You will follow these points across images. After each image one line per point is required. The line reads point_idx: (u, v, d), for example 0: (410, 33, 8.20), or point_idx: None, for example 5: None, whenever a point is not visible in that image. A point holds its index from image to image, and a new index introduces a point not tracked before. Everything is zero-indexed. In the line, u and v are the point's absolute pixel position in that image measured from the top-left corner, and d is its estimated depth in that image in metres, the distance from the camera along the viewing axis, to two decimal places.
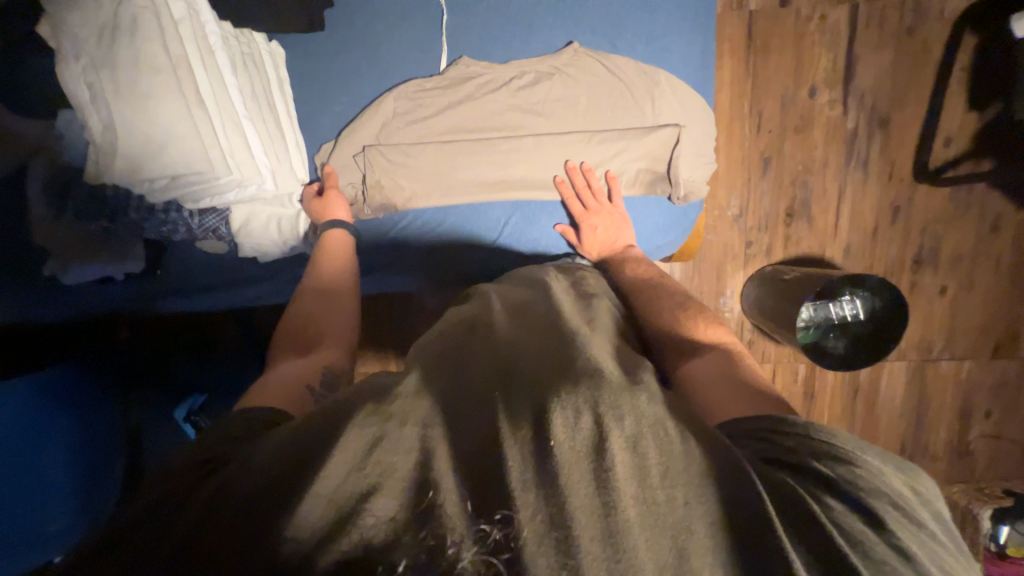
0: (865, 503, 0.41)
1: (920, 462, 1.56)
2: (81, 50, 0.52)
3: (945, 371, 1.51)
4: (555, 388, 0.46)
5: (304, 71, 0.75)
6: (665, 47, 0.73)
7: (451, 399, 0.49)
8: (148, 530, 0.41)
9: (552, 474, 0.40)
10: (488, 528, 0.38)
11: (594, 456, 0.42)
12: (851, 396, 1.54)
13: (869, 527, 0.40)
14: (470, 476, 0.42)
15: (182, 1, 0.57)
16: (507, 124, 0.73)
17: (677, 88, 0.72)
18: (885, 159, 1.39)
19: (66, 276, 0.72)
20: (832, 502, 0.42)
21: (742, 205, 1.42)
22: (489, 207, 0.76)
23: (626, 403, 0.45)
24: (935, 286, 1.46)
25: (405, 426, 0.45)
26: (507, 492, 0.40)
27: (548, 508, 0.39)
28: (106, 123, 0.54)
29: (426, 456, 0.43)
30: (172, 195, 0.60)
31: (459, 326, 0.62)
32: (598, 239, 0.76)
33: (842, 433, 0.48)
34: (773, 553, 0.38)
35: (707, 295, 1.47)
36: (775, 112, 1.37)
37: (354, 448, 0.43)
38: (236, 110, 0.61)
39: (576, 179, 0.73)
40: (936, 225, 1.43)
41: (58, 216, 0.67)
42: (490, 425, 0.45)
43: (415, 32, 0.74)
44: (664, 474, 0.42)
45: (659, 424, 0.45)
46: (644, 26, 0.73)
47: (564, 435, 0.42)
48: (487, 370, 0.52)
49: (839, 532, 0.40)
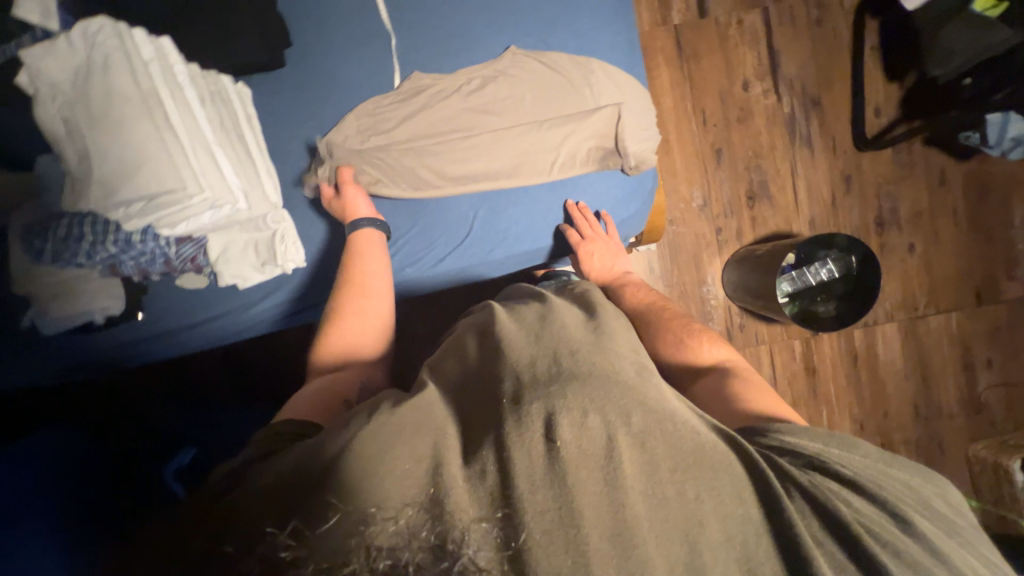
0: (879, 497, 0.50)
1: (936, 421, 1.53)
2: (58, 92, 0.59)
3: (936, 325, 1.53)
4: (562, 390, 0.48)
5: (271, 106, 0.81)
6: (595, 39, 0.80)
7: (462, 405, 0.52)
8: (177, 534, 0.45)
9: (559, 473, 0.44)
10: (494, 524, 0.42)
11: (603, 457, 0.45)
12: (853, 366, 1.53)
13: (898, 525, 0.48)
14: (480, 478, 0.44)
15: (151, 44, 0.63)
16: (461, 134, 0.78)
17: (611, 73, 0.78)
18: (826, 134, 1.50)
19: (46, 321, 0.74)
20: (855, 499, 0.49)
21: (705, 195, 1.49)
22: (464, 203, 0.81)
23: (634, 402, 0.49)
24: (903, 245, 1.52)
25: (420, 435, 0.47)
26: (515, 495, 0.43)
27: (557, 507, 0.42)
28: (81, 154, 0.59)
29: (439, 463, 0.45)
30: (147, 221, 0.63)
31: (469, 336, 0.63)
32: (596, 264, 0.86)
33: (857, 446, 0.55)
34: (779, 525, 0.46)
35: (690, 285, 1.50)
36: (716, 107, 1.48)
37: (370, 454, 0.45)
38: (205, 136, 0.66)
39: (573, 215, 0.83)
40: (889, 187, 1.51)
41: (36, 262, 0.69)
42: (497, 426, 0.47)
43: (368, 57, 0.80)
44: (675, 471, 0.46)
45: (668, 422, 0.49)
46: (573, 22, 0.80)
47: (570, 435, 0.45)
48: (495, 374, 0.53)
49: (865, 529, 0.47)
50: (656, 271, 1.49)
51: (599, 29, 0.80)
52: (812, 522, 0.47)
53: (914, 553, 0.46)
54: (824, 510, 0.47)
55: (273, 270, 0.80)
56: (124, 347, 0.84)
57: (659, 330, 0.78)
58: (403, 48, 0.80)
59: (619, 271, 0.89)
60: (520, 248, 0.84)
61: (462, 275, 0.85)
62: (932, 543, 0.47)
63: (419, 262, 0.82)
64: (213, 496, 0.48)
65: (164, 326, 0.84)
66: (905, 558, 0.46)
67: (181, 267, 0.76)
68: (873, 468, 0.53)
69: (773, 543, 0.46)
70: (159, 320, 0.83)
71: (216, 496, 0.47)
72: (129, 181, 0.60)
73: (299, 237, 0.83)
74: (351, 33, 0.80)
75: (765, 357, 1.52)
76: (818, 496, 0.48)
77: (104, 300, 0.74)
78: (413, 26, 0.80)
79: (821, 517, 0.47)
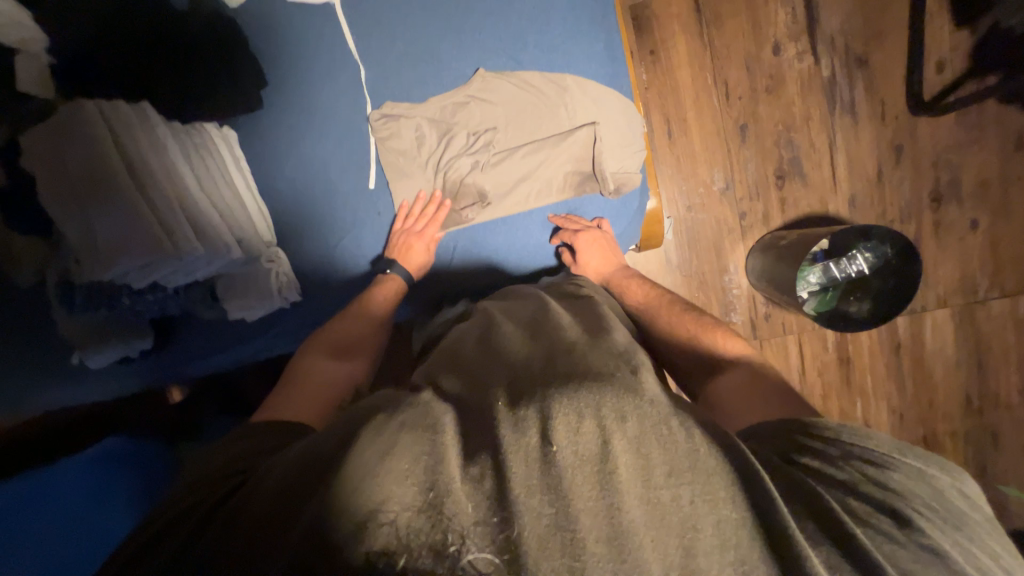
0: (891, 506, 0.45)
1: (992, 414, 1.39)
2: (50, 164, 0.63)
3: (998, 310, 1.36)
4: (557, 394, 0.47)
5: (253, 147, 0.83)
6: (567, 52, 0.81)
7: (463, 401, 0.51)
8: (187, 531, 0.45)
9: (555, 478, 0.41)
10: (491, 528, 0.39)
11: (598, 459, 0.42)
12: (895, 355, 1.40)
13: (895, 524, 0.44)
14: (481, 475, 0.42)
15: (130, 108, 0.68)
16: (444, 186, 0.82)
17: (586, 89, 0.80)
18: (872, 98, 1.32)
19: (90, 360, 0.82)
20: (852, 500, 0.46)
21: (728, 176, 1.36)
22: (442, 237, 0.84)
23: (631, 405, 0.46)
24: (964, 219, 1.34)
25: (415, 433, 0.45)
26: (510, 497, 0.40)
27: (553, 512, 0.40)
28: (81, 229, 0.64)
29: (438, 459, 0.43)
30: (150, 278, 0.70)
31: (466, 339, 0.65)
32: (593, 260, 0.84)
33: (865, 437, 0.51)
34: (779, 531, 0.41)
35: (711, 275, 1.39)
36: (741, 77, 1.33)
37: (370, 455, 0.43)
38: (188, 192, 0.73)
39: (566, 222, 0.85)
40: (950, 154, 1.32)
41: (67, 313, 0.77)
42: (492, 428, 0.45)
43: (342, 90, 0.81)
44: (670, 475, 0.43)
45: (663, 423, 0.46)
46: (544, 36, 0.81)
47: (565, 438, 0.43)
48: (493, 374, 0.54)
49: (851, 516, 0.44)
50: (673, 261, 1.38)
51: (572, 43, 0.81)
52: (835, 557, 0.41)
53: (911, 556, 0.41)
54: (844, 537, 0.42)
55: (273, 302, 0.84)
56: (161, 370, 0.91)
57: (670, 320, 0.78)
58: (385, 77, 0.81)
59: (614, 267, 0.86)
60: (526, 252, 0.86)
61: (461, 273, 0.87)
62: (947, 557, 0.42)
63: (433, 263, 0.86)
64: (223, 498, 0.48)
65: (188, 352, 0.91)
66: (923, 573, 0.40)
67: (188, 304, 0.83)
68: (881, 458, 0.49)
69: (765, 547, 0.41)
70: (183, 348, 0.91)
71: (223, 498, 0.48)
72: (119, 252, 0.65)
73: (292, 270, 0.85)
74: (326, 65, 0.81)
75: (793, 349, 1.41)
76: (812, 499, 0.45)
77: (132, 338, 0.83)
78: (388, 56, 0.81)
79: (809, 514, 0.44)
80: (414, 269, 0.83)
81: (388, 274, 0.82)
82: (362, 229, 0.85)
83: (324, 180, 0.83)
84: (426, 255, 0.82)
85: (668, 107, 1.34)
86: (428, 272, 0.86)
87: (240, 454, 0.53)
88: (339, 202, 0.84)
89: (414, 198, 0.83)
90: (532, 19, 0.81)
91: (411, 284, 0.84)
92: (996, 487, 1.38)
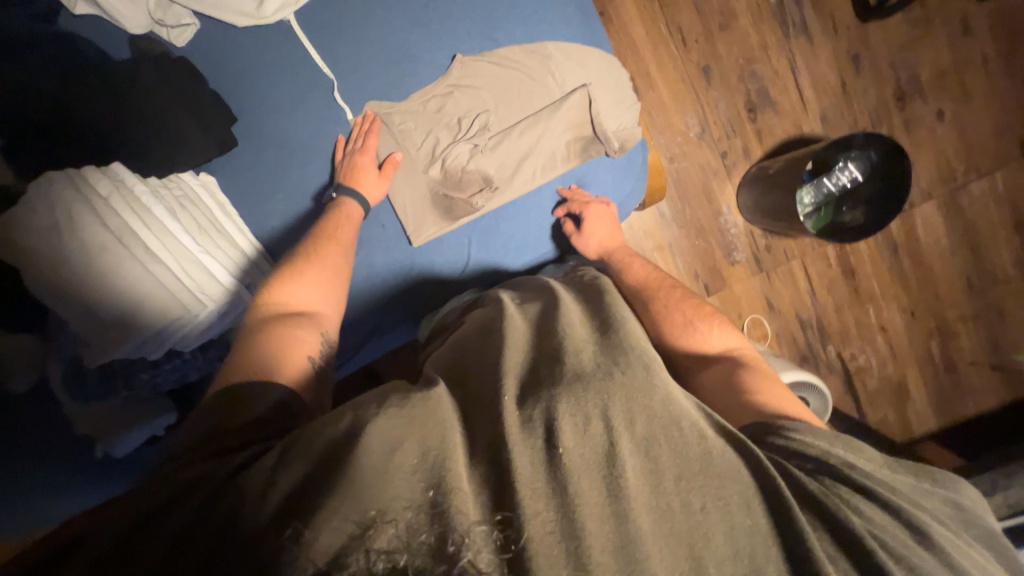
0: (905, 515, 0.46)
1: (994, 291, 1.44)
2: (38, 260, 0.58)
3: (979, 191, 1.41)
4: (562, 393, 0.46)
5: (238, 187, 0.79)
6: (540, 21, 0.81)
7: (469, 402, 0.49)
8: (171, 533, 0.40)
9: (560, 481, 0.42)
10: (492, 528, 0.39)
11: (604, 465, 0.43)
12: (894, 256, 1.43)
13: (909, 535, 0.46)
14: (492, 487, 0.42)
15: (105, 178, 0.63)
16: (444, 172, 0.80)
17: (569, 53, 0.81)
18: (821, 14, 1.35)
19: (115, 450, 0.77)
20: (869, 508, 0.47)
21: (702, 120, 1.36)
22: (397, 153, 0.79)
23: (638, 406, 0.47)
24: (931, 112, 1.38)
25: (427, 426, 0.45)
26: (515, 497, 0.40)
27: (558, 516, 0.40)
28: (81, 312, 0.61)
29: (444, 462, 0.42)
30: (167, 345, 0.68)
31: (472, 331, 0.63)
32: (601, 231, 0.83)
33: (861, 448, 0.52)
34: (796, 536, 0.43)
35: (706, 219, 1.39)
36: (693, 19, 1.33)
37: (376, 453, 0.42)
38: (189, 250, 0.68)
39: (575, 194, 0.84)
40: (904, 53, 1.36)
41: (84, 403, 0.73)
42: (498, 432, 0.44)
43: (318, 108, 0.79)
44: (679, 480, 0.45)
45: (672, 426, 0.47)
46: (515, 11, 0.81)
47: (574, 441, 0.43)
48: (503, 365, 0.51)
49: (879, 542, 0.44)
50: (666, 215, 1.38)
51: (543, 10, 0.82)
52: (824, 538, 0.45)
53: (928, 566, 0.43)
54: (836, 524, 0.45)
55: None
56: None
57: (667, 312, 0.73)
58: (361, 85, 0.79)
59: (616, 241, 0.85)
60: (532, 237, 0.86)
61: (468, 283, 0.85)
62: (956, 564, 0.44)
63: (445, 269, 0.83)
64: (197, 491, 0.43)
65: None
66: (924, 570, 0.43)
67: (208, 368, 0.78)
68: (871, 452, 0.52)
69: (783, 557, 0.43)
70: None
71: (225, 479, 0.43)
72: (131, 326, 0.63)
73: None
74: (296, 87, 0.78)
75: (799, 273, 1.43)
76: (828, 503, 0.45)
77: (157, 417, 0.78)
78: (359, 62, 0.79)
79: (824, 524, 0.45)
80: (372, 198, 0.77)
81: (340, 199, 0.76)
82: (370, 246, 0.81)
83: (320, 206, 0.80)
84: (377, 178, 0.77)
85: (630, 64, 1.33)
86: (382, 201, 0.80)
87: (212, 434, 0.50)
88: None
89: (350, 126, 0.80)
90: None
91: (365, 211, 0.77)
92: (1011, 358, 1.44)
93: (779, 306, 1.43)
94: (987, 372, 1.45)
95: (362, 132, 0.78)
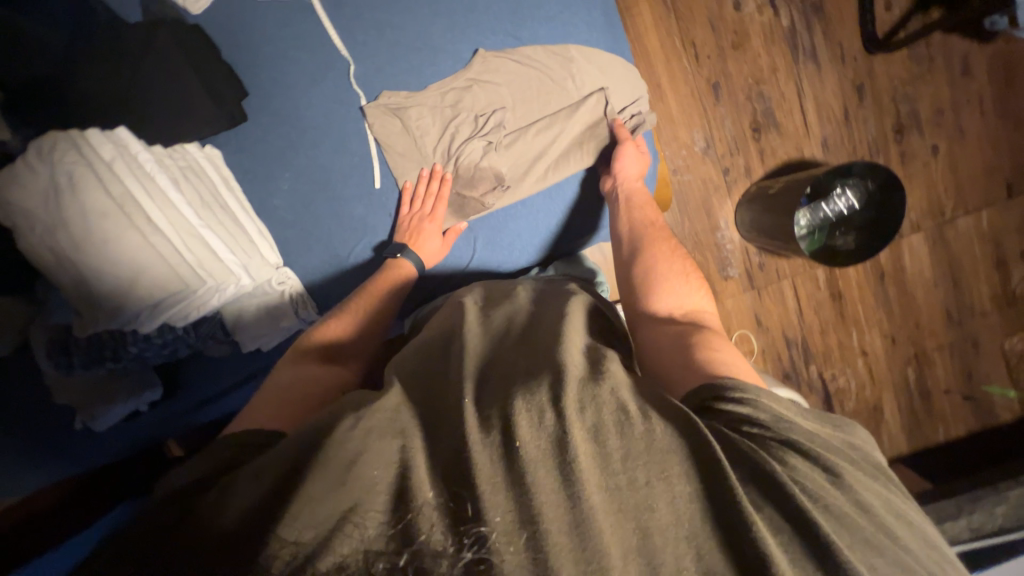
0: (824, 462, 0.45)
1: (971, 324, 1.50)
2: (36, 221, 0.57)
3: (965, 226, 1.46)
4: (519, 393, 0.47)
5: (245, 163, 0.78)
6: (565, 22, 0.82)
7: (427, 408, 0.50)
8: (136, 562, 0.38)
9: (518, 474, 0.41)
10: (445, 519, 0.39)
11: (559, 455, 0.42)
12: (880, 283, 1.48)
13: (825, 477, 0.45)
14: (449, 478, 0.42)
15: (109, 142, 0.61)
16: (456, 171, 0.81)
17: (589, 58, 0.82)
18: (831, 42, 1.38)
19: (96, 423, 0.75)
20: (790, 457, 0.45)
21: (707, 135, 1.38)
22: (463, 225, 0.83)
23: (589, 395, 0.47)
24: (926, 147, 1.42)
25: (385, 440, 0.45)
26: (473, 484, 0.41)
27: (516, 507, 0.40)
28: (76, 278, 0.59)
29: (405, 469, 0.43)
30: (160, 320, 0.65)
31: (434, 338, 0.63)
32: (634, 166, 0.82)
33: (782, 401, 0.50)
34: (731, 505, 0.41)
35: (703, 233, 1.41)
36: (708, 35, 1.35)
37: (333, 466, 0.42)
38: (191, 224, 0.66)
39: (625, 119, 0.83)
40: (906, 87, 1.40)
41: (66, 373, 0.70)
42: (461, 432, 0.45)
43: (332, 90, 0.78)
44: (626, 459, 0.43)
45: (621, 413, 0.46)
46: (541, 10, 0.81)
47: (529, 434, 0.43)
48: (463, 366, 0.53)
49: (799, 486, 0.43)
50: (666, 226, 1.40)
51: (569, 12, 0.82)
52: (764, 508, 0.42)
53: (848, 512, 0.43)
54: (772, 488, 0.43)
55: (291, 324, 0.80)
56: (173, 423, 0.85)
57: (656, 265, 0.72)
58: (378, 69, 0.78)
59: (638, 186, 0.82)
60: (540, 241, 0.85)
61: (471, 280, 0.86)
62: (873, 512, 0.44)
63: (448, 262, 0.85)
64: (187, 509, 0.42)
65: (201, 396, 0.84)
66: (848, 520, 0.42)
67: (198, 345, 0.76)
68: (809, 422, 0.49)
69: (716, 532, 0.41)
70: (192, 393, 0.84)
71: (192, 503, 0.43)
72: (127, 296, 0.62)
73: (306, 290, 0.81)
74: (313, 66, 0.77)
75: (789, 292, 1.46)
76: (765, 474, 0.43)
77: (143, 391, 0.77)
78: (379, 46, 0.78)
79: (755, 482, 0.43)
80: (428, 258, 0.80)
81: (399, 259, 0.77)
82: (374, 234, 0.81)
83: (328, 190, 0.79)
84: (437, 245, 0.80)
85: (642, 74, 1.34)
86: (435, 263, 0.83)
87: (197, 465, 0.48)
88: (345, 211, 0.80)
89: (416, 177, 0.80)
90: None
91: (418, 273, 0.78)
92: (982, 388, 1.50)
93: (767, 324, 1.46)
94: (958, 400, 1.50)
95: (422, 188, 0.80)
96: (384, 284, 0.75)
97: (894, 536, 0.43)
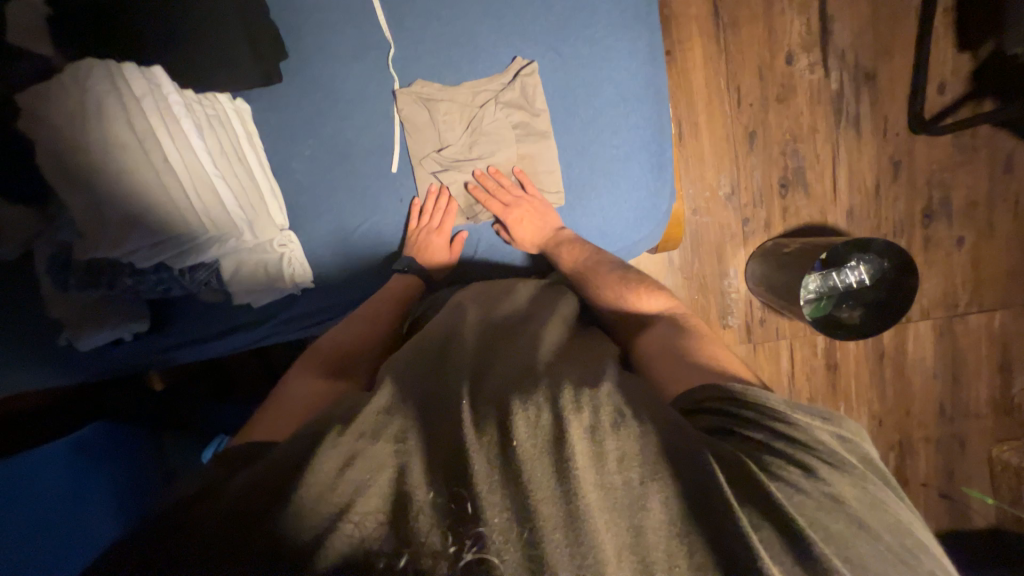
0: (830, 494, 0.44)
1: (962, 423, 1.47)
2: (59, 138, 0.59)
3: (975, 324, 1.44)
4: (518, 395, 0.47)
5: (272, 124, 0.80)
6: (609, 46, 0.82)
7: (422, 404, 0.50)
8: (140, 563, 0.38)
9: (513, 471, 0.41)
10: (439, 509, 0.40)
11: (554, 448, 0.42)
12: (878, 363, 1.45)
13: (803, 474, 0.45)
14: (445, 474, 0.42)
15: (142, 78, 0.62)
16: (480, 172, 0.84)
17: (621, 86, 0.83)
18: (876, 114, 1.36)
19: (80, 342, 0.77)
20: (766, 457, 0.46)
21: (734, 182, 1.37)
22: (465, 232, 0.88)
23: (585, 397, 0.46)
24: (951, 237, 1.40)
25: (378, 443, 0.44)
26: (468, 473, 0.41)
27: (511, 504, 0.40)
28: (87, 201, 0.60)
29: (402, 472, 0.43)
30: (156, 259, 0.66)
31: (437, 331, 0.64)
32: (529, 230, 0.83)
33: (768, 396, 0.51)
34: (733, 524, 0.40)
35: (710, 278, 1.40)
36: (754, 84, 1.34)
37: (327, 471, 0.41)
38: (204, 170, 0.68)
39: (487, 183, 0.84)
40: (943, 173, 1.38)
41: (61, 289, 0.72)
42: (457, 428, 0.45)
43: (369, 69, 0.79)
44: (621, 460, 0.43)
45: (617, 416, 0.46)
46: (587, 28, 0.82)
47: (525, 433, 0.43)
48: (462, 364, 0.55)
49: (805, 519, 0.42)
50: (674, 262, 1.39)
51: (615, 36, 0.82)
52: (765, 529, 0.41)
53: (852, 542, 0.42)
54: (793, 533, 0.40)
55: (281, 288, 0.81)
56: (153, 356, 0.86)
57: (619, 292, 0.76)
58: (418, 56, 0.80)
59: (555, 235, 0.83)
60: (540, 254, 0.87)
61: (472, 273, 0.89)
62: (880, 538, 0.42)
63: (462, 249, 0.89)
64: (167, 521, 0.41)
65: (188, 336, 0.85)
66: (852, 545, 0.41)
67: (193, 288, 0.77)
68: (796, 413, 0.49)
69: (707, 541, 0.40)
70: (178, 332, 0.85)
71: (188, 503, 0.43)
72: (127, 231, 0.62)
73: (305, 257, 0.83)
74: (355, 42, 0.79)
75: (785, 353, 1.44)
76: (774, 508, 0.41)
77: (130, 321, 0.78)
78: (422, 35, 0.79)
79: (764, 517, 0.41)
80: (433, 265, 0.85)
81: (406, 272, 0.82)
82: (382, 215, 0.84)
83: (347, 163, 0.81)
84: (448, 251, 0.85)
85: (680, 109, 1.34)
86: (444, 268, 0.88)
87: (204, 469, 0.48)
88: (359, 187, 0.82)
89: (425, 193, 0.84)
90: (574, 9, 0.81)
91: (425, 281, 0.84)
92: (961, 489, 1.47)
93: None
94: (934, 496, 1.47)
95: (425, 206, 0.83)
96: (388, 296, 0.80)
97: (868, 528, 0.43)
